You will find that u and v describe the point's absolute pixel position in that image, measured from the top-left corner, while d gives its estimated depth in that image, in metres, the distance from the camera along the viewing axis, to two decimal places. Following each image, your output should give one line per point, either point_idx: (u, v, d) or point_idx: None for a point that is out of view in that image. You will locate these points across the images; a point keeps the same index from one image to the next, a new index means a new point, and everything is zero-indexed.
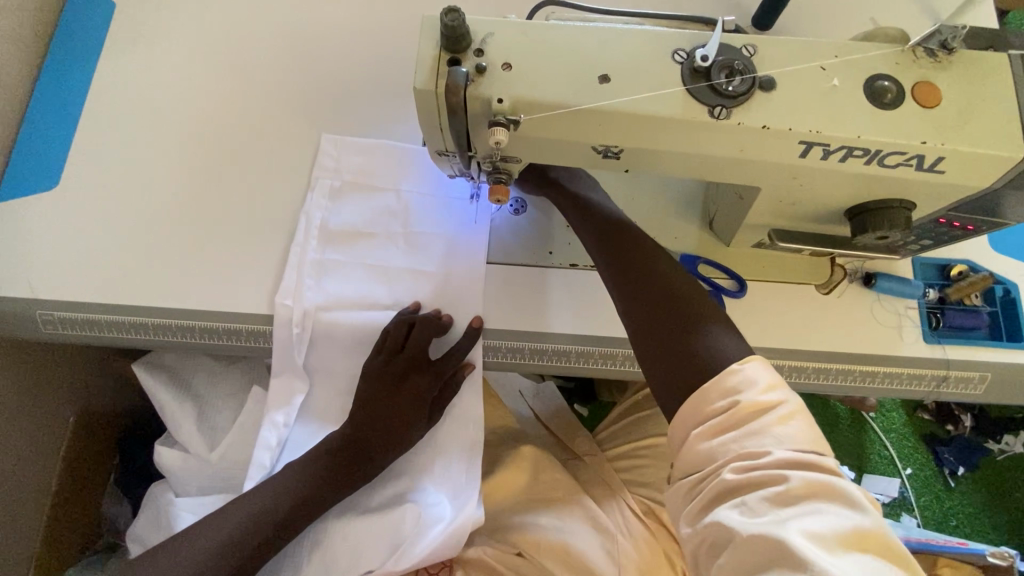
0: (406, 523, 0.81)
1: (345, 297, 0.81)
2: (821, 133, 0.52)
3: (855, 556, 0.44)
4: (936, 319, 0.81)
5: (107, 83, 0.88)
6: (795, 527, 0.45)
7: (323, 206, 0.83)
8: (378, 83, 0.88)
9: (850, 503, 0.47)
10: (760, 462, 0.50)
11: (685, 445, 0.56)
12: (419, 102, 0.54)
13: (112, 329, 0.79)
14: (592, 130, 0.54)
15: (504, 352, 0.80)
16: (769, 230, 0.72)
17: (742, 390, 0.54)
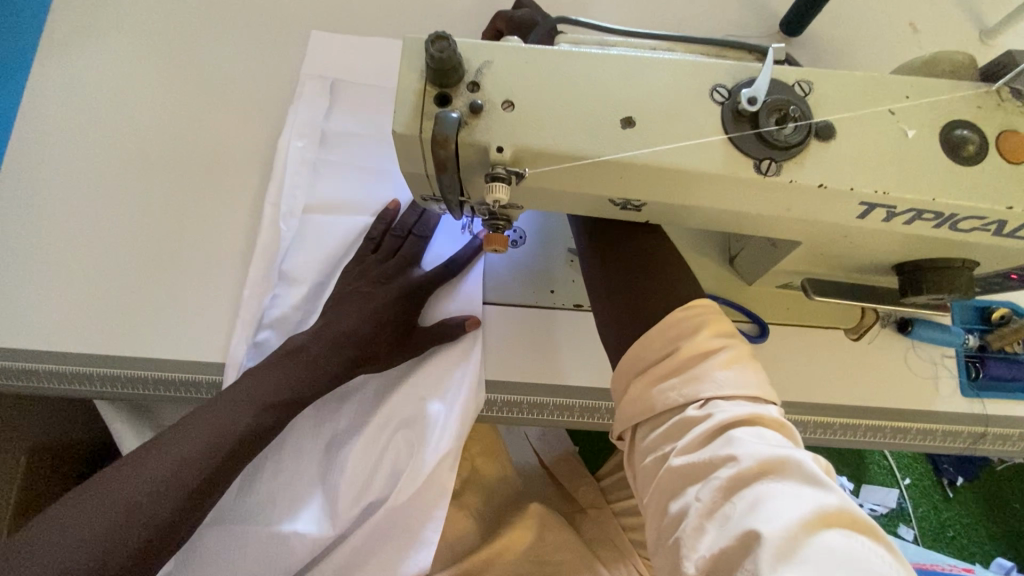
0: (403, 434, 0.68)
1: (334, 200, 0.74)
2: (889, 194, 0.43)
3: (832, 539, 0.35)
4: (974, 369, 0.74)
5: (43, 89, 0.76)
6: (749, 520, 0.36)
7: (313, 102, 0.75)
8: (357, 90, 0.78)
9: (806, 477, 0.38)
10: (700, 429, 0.43)
11: (626, 399, 0.49)
12: (399, 147, 0.43)
13: (52, 380, 0.68)
14: (611, 183, 0.44)
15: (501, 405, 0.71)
16: (803, 278, 0.64)
17: (685, 336, 0.48)
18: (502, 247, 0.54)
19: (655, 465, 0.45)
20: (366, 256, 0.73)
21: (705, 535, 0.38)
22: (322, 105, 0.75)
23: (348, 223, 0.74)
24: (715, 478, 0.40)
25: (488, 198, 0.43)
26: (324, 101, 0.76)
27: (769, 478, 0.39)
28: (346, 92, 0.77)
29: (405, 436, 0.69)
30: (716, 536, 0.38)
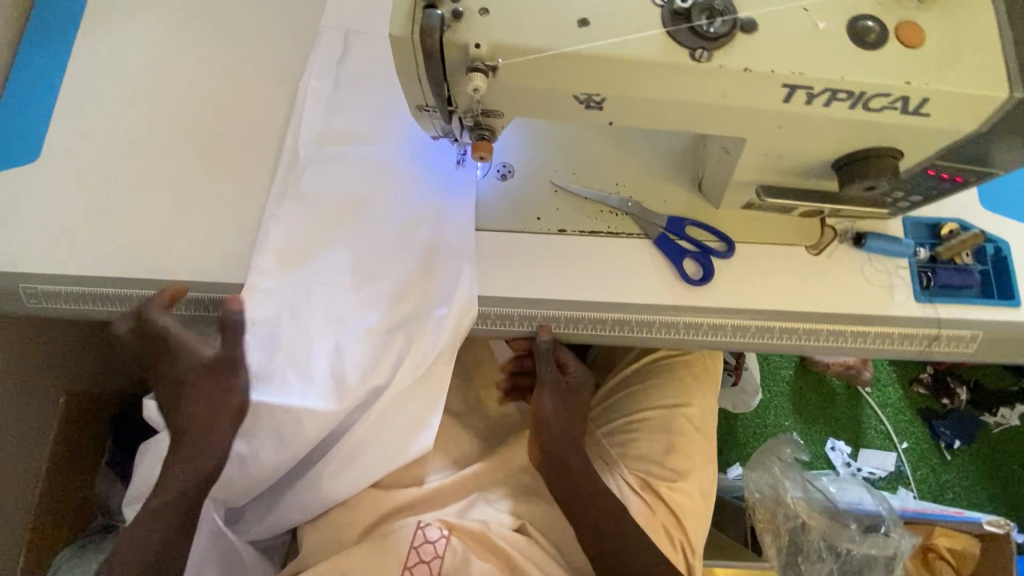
0: (408, 336, 0.77)
1: (342, 129, 0.84)
2: (804, 74, 0.51)
3: None
4: (926, 278, 0.80)
5: (87, 57, 0.87)
6: None
7: (329, 50, 0.88)
8: (363, 51, 0.88)
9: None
10: None
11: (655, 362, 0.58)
12: (395, 50, 0.52)
13: (102, 302, 0.78)
14: (572, 77, 0.53)
15: (492, 319, 0.79)
16: (757, 186, 0.71)
17: None
18: (487, 154, 0.63)
19: None
20: (369, 176, 0.82)
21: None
22: (336, 51, 0.87)
23: (354, 149, 0.83)
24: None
25: (470, 89, 0.53)
26: (340, 48, 0.88)
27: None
28: (357, 42, 0.89)
29: (406, 334, 0.77)
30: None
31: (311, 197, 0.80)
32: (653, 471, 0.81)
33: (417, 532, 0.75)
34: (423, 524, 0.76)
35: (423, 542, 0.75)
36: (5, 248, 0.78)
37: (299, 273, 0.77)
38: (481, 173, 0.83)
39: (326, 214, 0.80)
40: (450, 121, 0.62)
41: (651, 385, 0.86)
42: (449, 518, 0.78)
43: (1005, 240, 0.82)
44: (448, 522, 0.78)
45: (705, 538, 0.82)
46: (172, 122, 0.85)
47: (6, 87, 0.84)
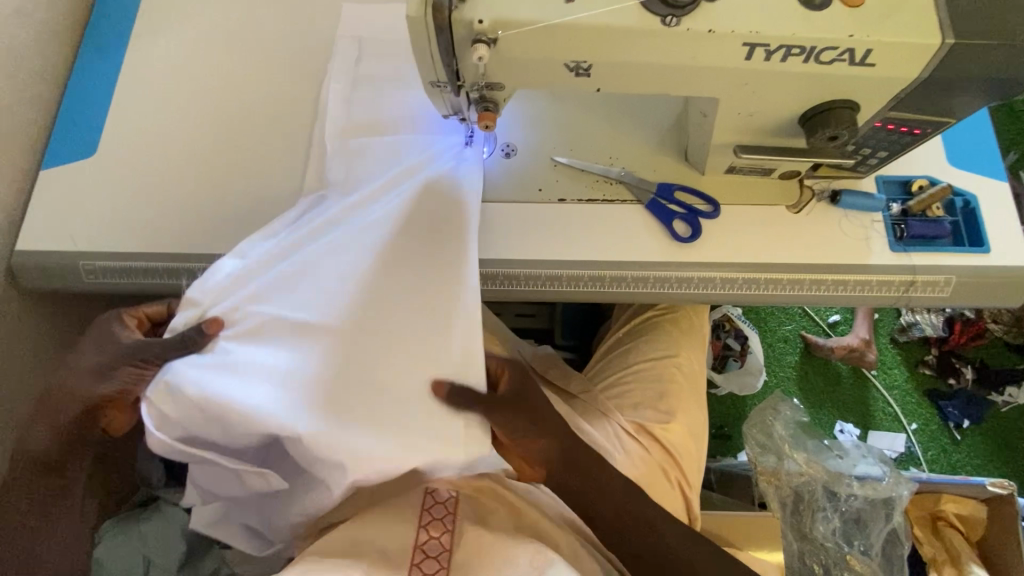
0: (418, 283, 0.79)
1: (363, 120, 0.94)
2: (760, 33, 0.60)
3: None
4: (899, 230, 0.87)
5: (136, 66, 0.98)
6: None
7: (349, 53, 0.98)
8: (378, 51, 0.99)
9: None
10: None
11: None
12: (411, 30, 0.62)
13: (153, 277, 0.87)
14: (561, 46, 0.62)
15: (500, 280, 0.88)
16: (735, 146, 0.79)
17: None
18: (491, 124, 0.72)
19: None
20: (387, 156, 0.90)
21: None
22: (355, 53, 0.98)
23: (374, 136, 0.92)
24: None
25: (475, 59, 0.62)
26: (355, 55, 0.98)
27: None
28: (370, 50, 0.99)
29: (418, 281, 0.79)
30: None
31: (336, 181, 0.88)
32: (649, 417, 0.92)
33: (426, 496, 0.83)
34: (431, 489, 0.84)
35: (434, 503, 0.83)
36: (67, 230, 0.88)
37: (314, 219, 0.81)
38: (487, 153, 0.91)
39: (345, 185, 0.87)
40: (458, 95, 0.71)
41: (645, 341, 0.99)
42: (453, 481, 0.86)
43: (973, 195, 0.88)
44: (454, 484, 0.86)
45: (698, 477, 0.93)
46: (210, 119, 0.95)
47: (66, 94, 0.96)
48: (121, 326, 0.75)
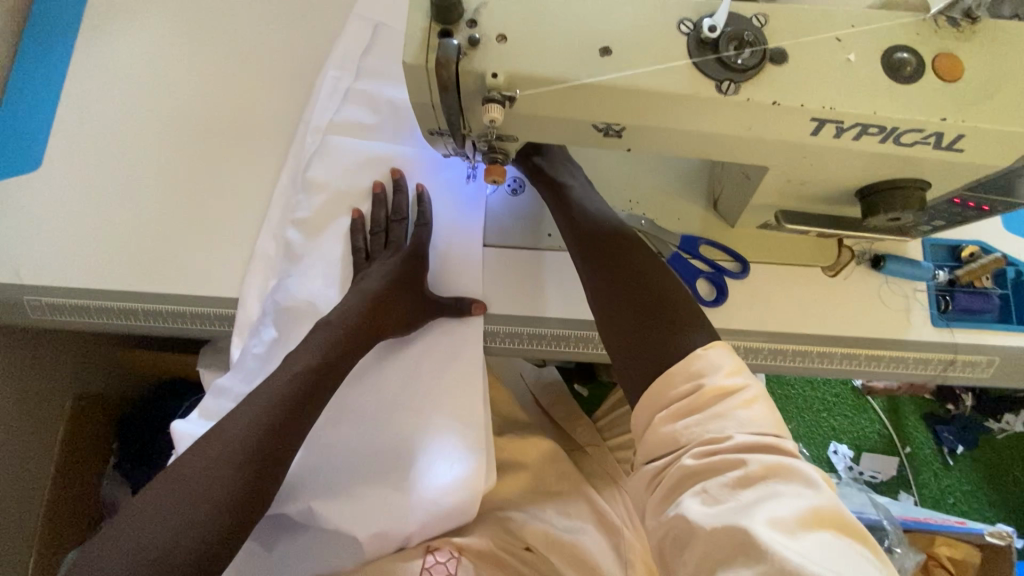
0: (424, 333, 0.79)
1: (353, 123, 0.83)
2: (835, 109, 0.49)
3: (820, 535, 0.44)
4: (944, 301, 0.79)
5: (90, 60, 0.85)
6: (759, 511, 0.45)
7: (350, 39, 0.86)
8: (373, 56, 0.85)
9: (808, 482, 0.48)
10: (721, 446, 0.50)
11: (649, 429, 0.55)
12: (409, 78, 0.50)
13: (108, 316, 0.77)
14: (593, 106, 0.51)
15: (501, 336, 0.79)
16: (777, 211, 0.69)
17: (707, 373, 0.54)
18: (500, 178, 0.61)
19: (671, 473, 0.52)
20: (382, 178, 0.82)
21: (703, 518, 0.47)
22: (358, 42, 0.85)
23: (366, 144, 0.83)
24: (723, 477, 0.49)
25: (486, 119, 0.51)
26: (363, 39, 0.86)
27: (774, 480, 0.48)
28: (379, 37, 0.86)
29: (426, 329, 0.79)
30: (714, 519, 0.46)
31: (320, 193, 0.80)
32: None
33: (427, 555, 0.77)
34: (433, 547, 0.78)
35: (434, 563, 0.77)
36: (7, 259, 0.76)
37: (317, 253, 0.79)
38: (492, 188, 0.82)
39: (337, 208, 0.81)
40: (463, 144, 0.60)
41: None
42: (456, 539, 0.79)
43: None
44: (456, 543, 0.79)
45: None
46: (175, 130, 0.83)
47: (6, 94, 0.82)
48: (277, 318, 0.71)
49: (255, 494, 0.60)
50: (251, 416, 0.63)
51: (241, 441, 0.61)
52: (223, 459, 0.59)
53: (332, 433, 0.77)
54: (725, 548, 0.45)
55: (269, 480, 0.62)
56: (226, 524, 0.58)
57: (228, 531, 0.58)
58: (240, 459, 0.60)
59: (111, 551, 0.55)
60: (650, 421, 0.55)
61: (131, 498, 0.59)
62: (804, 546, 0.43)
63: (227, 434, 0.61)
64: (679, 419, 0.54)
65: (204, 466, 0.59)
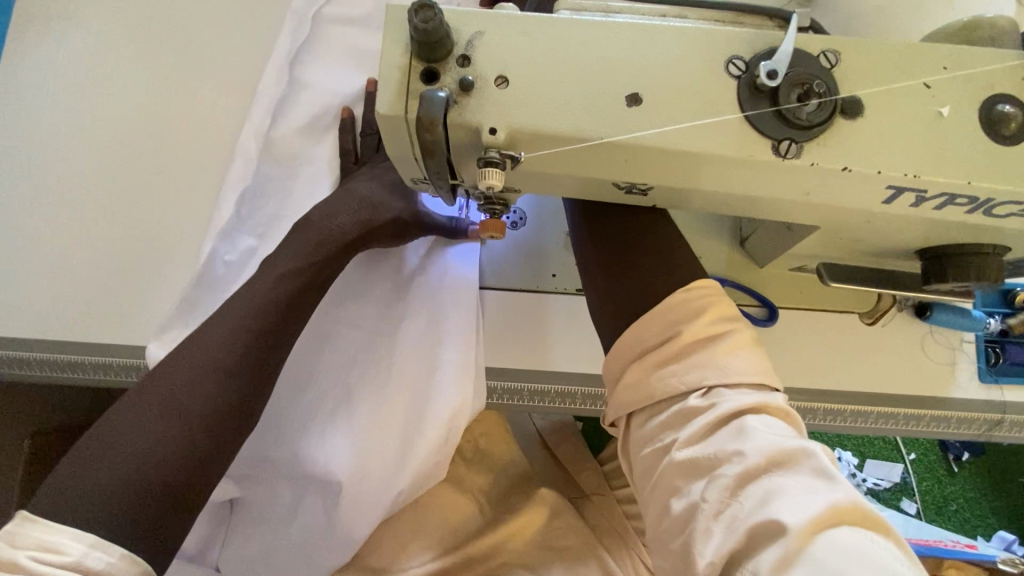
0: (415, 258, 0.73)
1: (342, 15, 0.77)
2: (918, 177, 0.39)
3: (835, 540, 0.36)
4: (994, 354, 0.70)
5: (24, 66, 0.73)
6: (762, 516, 0.38)
7: None
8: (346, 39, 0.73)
9: (816, 470, 0.39)
10: (702, 414, 0.44)
11: (622, 384, 0.50)
12: (384, 130, 0.40)
13: (55, 369, 0.67)
14: (615, 166, 0.41)
15: (499, 392, 0.70)
16: (820, 264, 0.60)
17: (686, 322, 0.48)
18: (498, 233, 0.52)
19: (656, 440, 0.46)
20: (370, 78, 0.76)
21: (710, 536, 0.39)
22: None
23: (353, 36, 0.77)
24: (721, 473, 0.41)
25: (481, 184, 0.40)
26: None
27: (777, 471, 0.40)
28: None
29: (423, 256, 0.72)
30: (724, 537, 0.39)
31: (304, 85, 0.74)
32: None
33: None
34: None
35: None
36: None
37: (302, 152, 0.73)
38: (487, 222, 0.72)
39: (325, 103, 0.73)
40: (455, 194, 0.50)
41: None
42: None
43: None
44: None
45: None
46: (123, 149, 0.71)
47: None
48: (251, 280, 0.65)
49: (246, 405, 0.53)
50: (229, 320, 0.54)
51: (226, 351, 0.53)
52: (206, 364, 0.51)
53: (307, 379, 0.66)
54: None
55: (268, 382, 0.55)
56: (217, 437, 0.49)
57: (222, 445, 0.50)
58: (229, 367, 0.52)
59: (81, 471, 0.44)
60: (626, 376, 0.49)
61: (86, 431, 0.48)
62: (822, 566, 0.34)
63: (213, 338, 0.53)
64: (673, 424, 0.46)
65: (189, 373, 0.50)
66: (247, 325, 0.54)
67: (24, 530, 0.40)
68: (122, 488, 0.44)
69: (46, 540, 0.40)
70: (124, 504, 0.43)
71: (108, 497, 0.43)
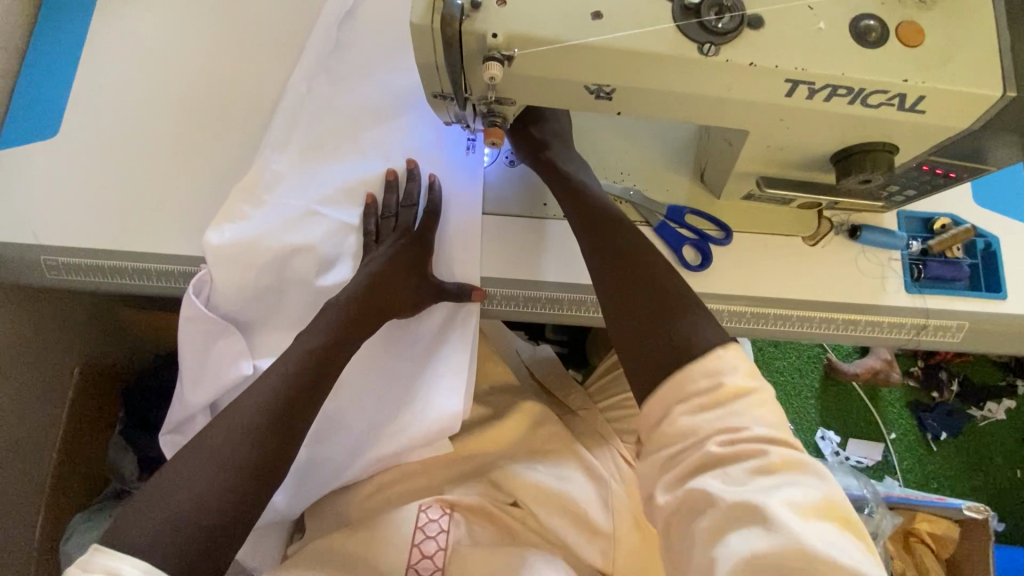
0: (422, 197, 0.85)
1: None
2: (806, 70, 0.54)
3: (831, 526, 0.49)
4: (917, 270, 0.83)
5: (110, 37, 0.89)
6: (776, 497, 0.50)
7: None
8: (379, 23, 0.90)
9: (818, 475, 0.53)
10: (741, 437, 0.54)
11: (665, 421, 0.58)
12: (415, 38, 0.54)
13: (141, 278, 0.80)
14: (584, 67, 0.55)
15: (496, 299, 0.83)
16: (758, 177, 0.73)
17: (725, 371, 0.58)
18: (499, 141, 0.66)
19: (686, 460, 0.56)
20: (401, 44, 0.89)
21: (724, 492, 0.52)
22: None
23: (389, 8, 0.90)
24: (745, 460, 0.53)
25: (486, 77, 0.55)
26: None
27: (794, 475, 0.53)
28: None
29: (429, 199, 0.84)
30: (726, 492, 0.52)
31: (346, 45, 0.89)
32: None
33: (421, 513, 0.81)
34: (426, 505, 0.82)
35: (427, 522, 0.81)
36: (28, 219, 0.80)
37: (337, 98, 0.87)
38: (489, 160, 0.86)
39: (360, 59, 0.88)
40: (465, 107, 0.64)
41: None
42: (448, 497, 0.83)
43: (996, 236, 0.85)
44: (449, 501, 0.83)
45: None
46: (188, 101, 0.87)
47: (26, 64, 0.86)
48: (286, 204, 0.82)
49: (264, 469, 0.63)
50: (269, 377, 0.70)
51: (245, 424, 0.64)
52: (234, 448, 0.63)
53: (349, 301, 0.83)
54: (739, 519, 0.50)
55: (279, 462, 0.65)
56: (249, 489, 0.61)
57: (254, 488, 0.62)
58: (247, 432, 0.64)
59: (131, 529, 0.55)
60: (665, 414, 0.59)
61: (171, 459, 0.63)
62: (816, 531, 0.48)
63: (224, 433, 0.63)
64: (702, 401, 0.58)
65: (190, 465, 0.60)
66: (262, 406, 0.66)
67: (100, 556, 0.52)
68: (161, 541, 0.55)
69: (109, 566, 0.51)
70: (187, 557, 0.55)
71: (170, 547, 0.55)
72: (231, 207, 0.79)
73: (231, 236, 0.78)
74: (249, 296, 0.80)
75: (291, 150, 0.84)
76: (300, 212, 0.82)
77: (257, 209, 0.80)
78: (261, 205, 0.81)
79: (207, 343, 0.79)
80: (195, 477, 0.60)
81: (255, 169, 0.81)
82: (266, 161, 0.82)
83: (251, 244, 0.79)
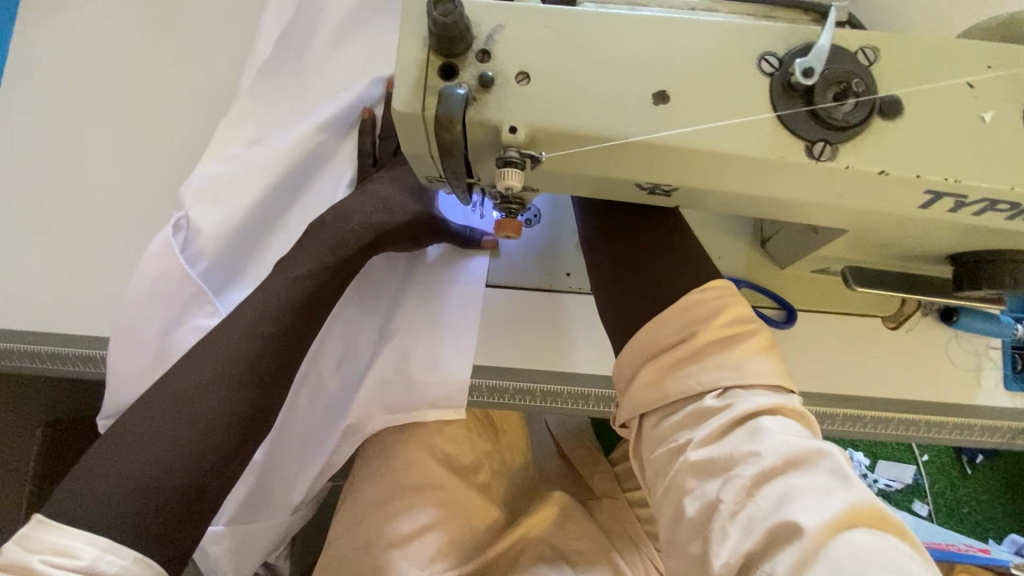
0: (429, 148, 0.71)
1: None
2: (959, 181, 0.37)
3: (859, 543, 0.35)
4: (1022, 360, 0.68)
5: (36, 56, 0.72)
6: (779, 517, 0.37)
7: None
8: None
9: (835, 470, 0.38)
10: (721, 415, 0.43)
11: (634, 382, 0.48)
12: (400, 128, 0.39)
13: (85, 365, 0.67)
14: (639, 165, 0.39)
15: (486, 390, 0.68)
16: (844, 265, 0.58)
17: (700, 319, 0.47)
18: (514, 233, 0.50)
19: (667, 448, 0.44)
20: None
21: (727, 539, 0.38)
22: None
23: None
24: (738, 475, 0.39)
25: (499, 186, 0.38)
26: None
27: (795, 472, 0.39)
28: None
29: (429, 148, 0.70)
30: (739, 540, 0.37)
31: None
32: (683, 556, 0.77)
33: None
34: None
35: None
36: None
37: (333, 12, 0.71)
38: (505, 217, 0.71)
39: None
40: (472, 192, 0.48)
41: None
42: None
43: None
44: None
45: None
46: None
47: None
48: (277, 140, 0.68)
49: (250, 416, 0.54)
50: (247, 306, 0.59)
51: (222, 361, 0.54)
52: (209, 389, 0.53)
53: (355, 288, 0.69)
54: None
55: (266, 407, 0.56)
56: (230, 440, 0.52)
57: (236, 438, 0.53)
58: (223, 372, 0.54)
59: (84, 492, 0.46)
60: (638, 372, 0.48)
61: (134, 406, 0.52)
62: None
63: (195, 375, 0.53)
64: (670, 371, 0.46)
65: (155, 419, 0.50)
66: (243, 341, 0.56)
67: (40, 538, 0.42)
68: (120, 507, 0.45)
69: (59, 545, 0.42)
70: (155, 516, 0.46)
71: (129, 510, 0.45)
72: (217, 145, 0.67)
73: (214, 176, 0.66)
74: (224, 256, 0.66)
75: (281, 76, 0.70)
76: (283, 157, 0.67)
77: (247, 148, 0.68)
78: (248, 144, 0.68)
79: (171, 325, 0.64)
80: (164, 427, 0.50)
81: (242, 105, 0.69)
82: (253, 97, 0.69)
83: (234, 186, 0.66)
